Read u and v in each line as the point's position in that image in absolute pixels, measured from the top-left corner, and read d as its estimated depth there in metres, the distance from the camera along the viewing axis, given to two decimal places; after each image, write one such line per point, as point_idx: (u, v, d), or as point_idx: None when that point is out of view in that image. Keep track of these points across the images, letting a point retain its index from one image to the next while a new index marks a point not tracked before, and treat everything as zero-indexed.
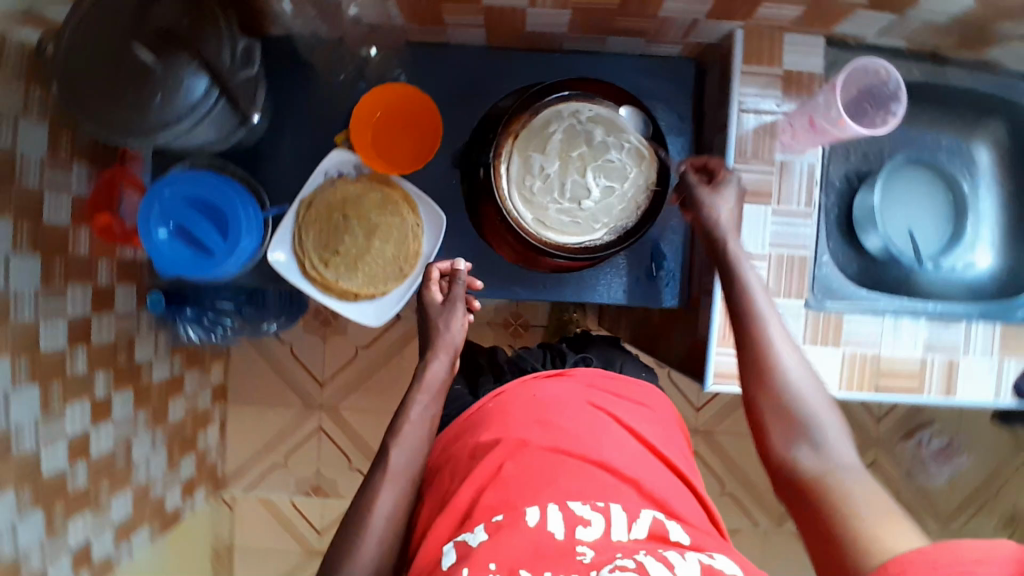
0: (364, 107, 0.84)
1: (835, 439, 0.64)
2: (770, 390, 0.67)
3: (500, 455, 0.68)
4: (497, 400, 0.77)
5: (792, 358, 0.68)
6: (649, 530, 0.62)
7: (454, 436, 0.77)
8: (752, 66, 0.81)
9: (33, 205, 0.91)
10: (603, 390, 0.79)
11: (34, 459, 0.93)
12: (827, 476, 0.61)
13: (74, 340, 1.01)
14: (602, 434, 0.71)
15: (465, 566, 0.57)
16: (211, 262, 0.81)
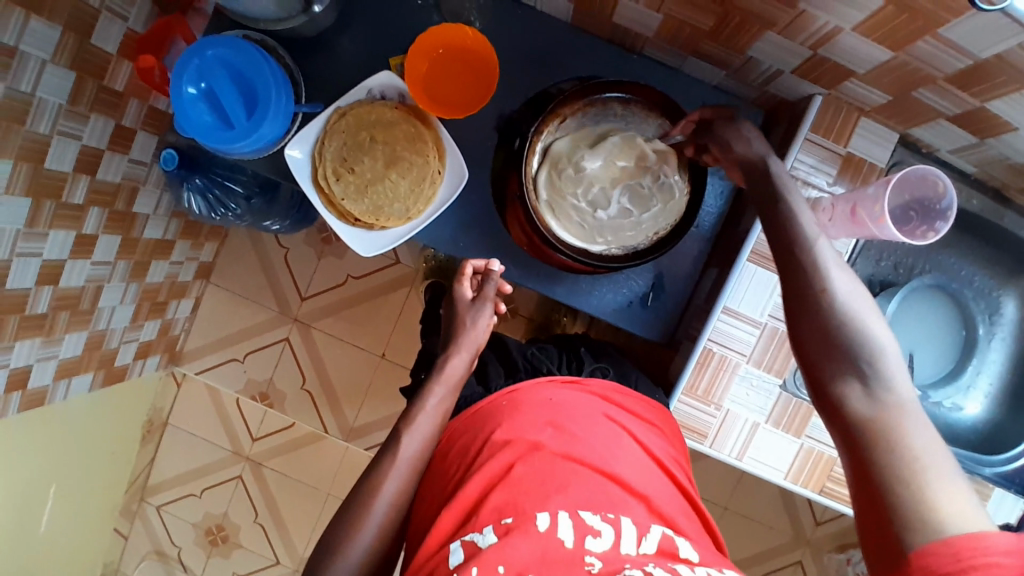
0: (427, 41, 0.83)
1: (895, 375, 0.56)
2: (822, 322, 0.59)
3: (511, 455, 0.67)
4: (509, 398, 0.76)
5: (852, 298, 0.58)
6: (659, 546, 0.61)
7: (459, 429, 0.76)
8: (818, 135, 0.78)
9: (87, 24, 0.93)
10: (615, 404, 0.78)
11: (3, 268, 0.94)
12: (883, 415, 0.54)
13: (80, 170, 1.02)
14: (609, 445, 0.70)
15: (471, 566, 0.56)
16: (227, 136, 0.80)
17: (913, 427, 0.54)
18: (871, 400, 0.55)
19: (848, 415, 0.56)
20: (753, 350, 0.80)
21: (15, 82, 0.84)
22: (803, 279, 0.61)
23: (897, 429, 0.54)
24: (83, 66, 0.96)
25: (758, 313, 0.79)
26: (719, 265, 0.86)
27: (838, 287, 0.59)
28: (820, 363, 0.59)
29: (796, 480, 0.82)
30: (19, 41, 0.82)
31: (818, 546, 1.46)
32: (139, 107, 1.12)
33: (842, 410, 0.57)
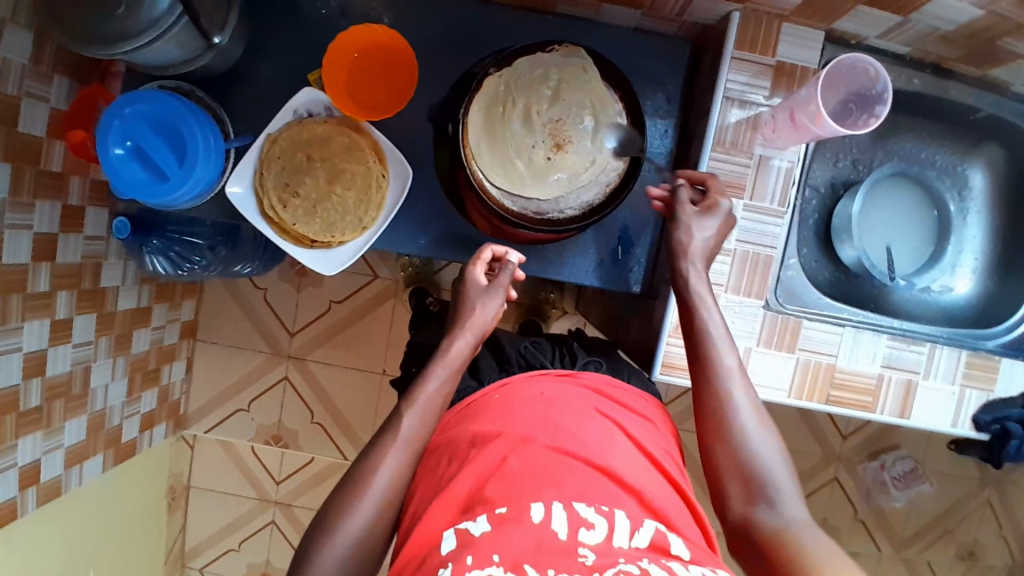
0: (341, 46, 0.82)
1: (792, 497, 0.62)
2: (729, 439, 0.65)
3: (505, 447, 0.66)
4: (500, 392, 0.77)
5: (756, 423, 0.66)
6: (651, 541, 0.59)
7: (451, 424, 0.76)
8: (744, 52, 0.77)
9: (9, 112, 0.93)
10: (609, 399, 0.76)
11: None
12: (784, 529, 0.60)
13: (37, 258, 1.02)
14: (604, 441, 0.69)
15: (467, 555, 0.56)
16: (165, 188, 0.79)
17: (814, 535, 0.59)
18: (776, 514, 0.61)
19: (755, 533, 0.61)
20: (729, 278, 0.78)
21: None
22: (714, 396, 0.68)
23: (794, 538, 0.59)
24: (17, 156, 0.95)
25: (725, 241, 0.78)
26: None
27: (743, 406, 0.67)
28: (727, 488, 0.64)
29: (800, 396, 0.81)
30: None
31: (851, 459, 1.52)
32: (82, 184, 1.11)
33: (750, 529, 0.62)
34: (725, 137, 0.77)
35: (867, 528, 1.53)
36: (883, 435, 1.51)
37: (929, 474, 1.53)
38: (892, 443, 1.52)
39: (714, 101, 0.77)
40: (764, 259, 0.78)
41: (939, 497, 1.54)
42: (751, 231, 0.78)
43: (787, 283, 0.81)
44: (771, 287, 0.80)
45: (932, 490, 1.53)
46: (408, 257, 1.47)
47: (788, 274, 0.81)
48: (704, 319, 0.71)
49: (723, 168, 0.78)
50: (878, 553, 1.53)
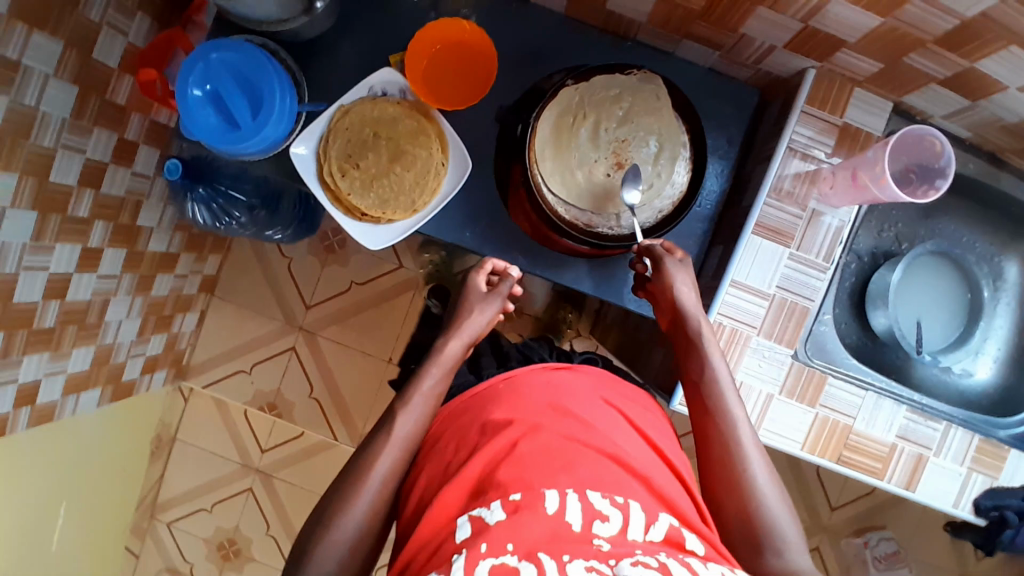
0: (423, 39, 0.84)
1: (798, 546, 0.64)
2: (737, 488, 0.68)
3: (516, 433, 0.67)
4: (507, 382, 0.76)
5: (763, 471, 0.69)
6: (666, 535, 0.60)
7: (457, 410, 0.76)
8: (814, 108, 0.80)
9: (89, 37, 0.96)
10: (613, 388, 0.79)
11: (11, 283, 0.94)
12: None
13: (84, 184, 1.04)
14: (611, 429, 0.70)
15: (481, 542, 0.56)
16: (234, 137, 0.80)
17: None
18: (784, 563, 0.62)
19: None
20: (763, 322, 0.79)
21: (19, 95, 0.85)
22: (722, 442, 0.71)
23: None
24: (85, 81, 0.97)
25: (766, 284, 0.79)
26: (723, 241, 0.85)
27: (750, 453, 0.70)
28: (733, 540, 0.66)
29: (813, 450, 0.81)
30: (20, 54, 0.84)
31: (837, 532, 1.51)
32: (141, 122, 1.14)
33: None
34: (784, 185, 0.79)
35: None
36: (872, 513, 1.50)
37: (910, 560, 1.52)
38: (880, 522, 1.51)
39: (778, 150, 0.79)
40: (799, 310, 0.79)
41: None
42: (792, 280, 0.79)
43: (816, 335, 0.82)
44: (802, 338, 0.81)
45: None
46: (430, 256, 1.49)
47: (820, 328, 0.82)
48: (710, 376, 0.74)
49: (773, 214, 0.79)
50: None
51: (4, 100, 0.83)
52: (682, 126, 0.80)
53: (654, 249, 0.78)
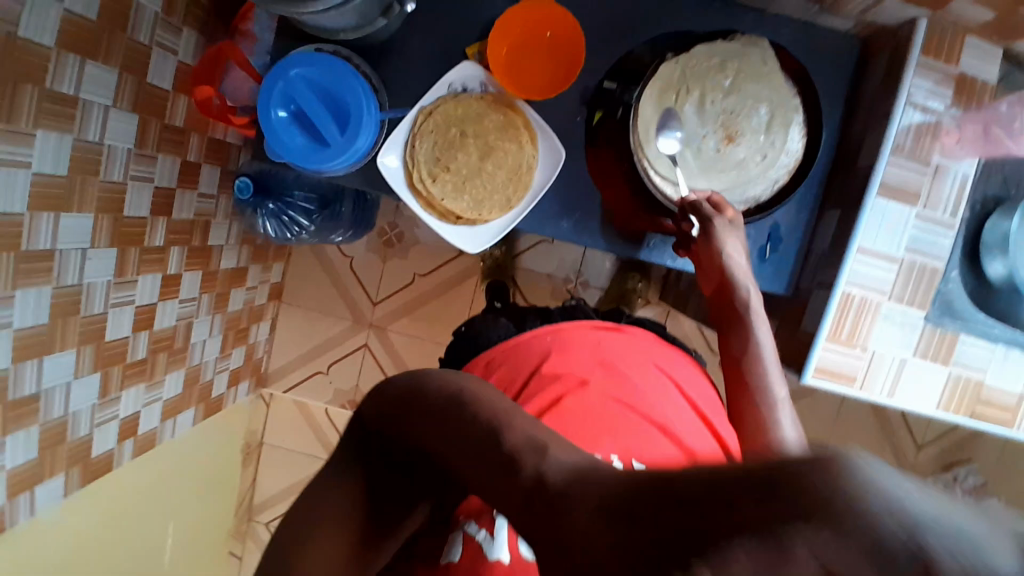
0: (507, 20, 0.80)
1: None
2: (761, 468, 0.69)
3: (563, 388, 0.76)
4: (553, 335, 0.83)
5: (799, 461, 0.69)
6: None
7: (500, 357, 0.83)
8: (930, 58, 0.74)
9: (141, 60, 0.92)
10: (659, 350, 0.85)
11: (101, 323, 0.97)
12: None
13: (157, 212, 1.03)
14: (654, 394, 0.79)
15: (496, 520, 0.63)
16: (324, 155, 0.78)
17: None
18: None
19: None
20: (893, 287, 0.76)
21: (84, 132, 0.85)
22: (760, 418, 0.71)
23: None
24: (146, 107, 0.96)
25: (895, 249, 0.76)
26: (838, 206, 0.80)
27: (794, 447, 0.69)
28: None
29: (947, 408, 0.80)
30: (79, 89, 0.82)
31: (921, 470, 1.49)
32: (200, 140, 1.11)
33: None
34: (905, 142, 0.75)
35: None
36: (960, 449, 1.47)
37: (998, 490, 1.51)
38: (965, 456, 1.49)
39: (896, 104, 0.74)
40: (929, 271, 0.77)
41: None
42: (921, 241, 0.76)
43: (944, 296, 0.78)
44: (931, 299, 0.78)
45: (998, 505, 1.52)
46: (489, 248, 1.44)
47: (948, 286, 0.78)
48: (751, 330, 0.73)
49: (895, 174, 0.75)
50: None
51: (68, 139, 0.83)
52: (791, 89, 0.76)
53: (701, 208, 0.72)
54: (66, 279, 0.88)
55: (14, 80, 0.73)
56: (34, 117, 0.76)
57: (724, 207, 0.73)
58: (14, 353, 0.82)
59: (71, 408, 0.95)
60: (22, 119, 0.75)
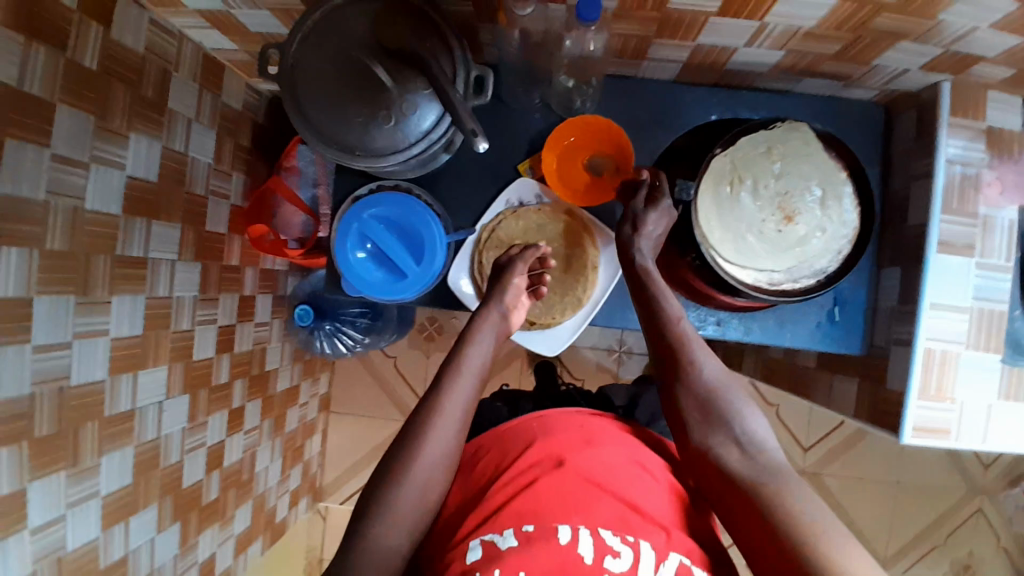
0: (560, 134, 0.85)
1: (761, 442, 0.71)
2: (691, 390, 0.74)
3: (538, 470, 0.71)
4: (539, 420, 0.79)
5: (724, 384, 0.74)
6: (676, 574, 0.64)
7: (485, 445, 0.80)
8: (959, 118, 0.79)
9: (200, 211, 0.96)
10: (642, 448, 0.77)
11: (177, 470, 0.96)
12: (763, 479, 0.67)
13: (220, 350, 1.05)
14: (633, 474, 0.72)
15: (495, 568, 0.62)
16: (402, 283, 0.82)
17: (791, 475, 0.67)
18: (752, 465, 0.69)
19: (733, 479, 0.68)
20: (968, 337, 0.78)
21: (154, 289, 0.88)
22: (683, 363, 0.75)
23: (773, 482, 0.66)
24: (207, 253, 0.99)
25: (962, 300, 0.79)
26: (899, 262, 0.84)
27: (713, 381, 0.74)
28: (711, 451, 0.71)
29: None
30: (148, 249, 0.86)
31: (992, 489, 1.47)
32: (254, 273, 1.14)
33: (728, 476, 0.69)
34: (952, 199, 0.79)
35: (1015, 559, 1.48)
36: None
37: None
38: None
39: (936, 165, 0.79)
40: (998, 316, 0.79)
41: None
42: (985, 289, 0.78)
43: (1012, 334, 0.79)
44: (1003, 342, 0.79)
45: None
46: None
47: (1015, 325, 0.79)
48: (660, 296, 0.79)
49: (948, 230, 0.79)
50: None
51: (142, 299, 0.85)
52: (838, 165, 0.80)
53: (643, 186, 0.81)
54: (146, 434, 0.89)
55: (89, 253, 0.76)
56: (111, 285, 0.79)
57: (660, 195, 0.80)
58: (104, 519, 0.82)
59: (156, 561, 0.94)
60: (99, 289, 0.78)
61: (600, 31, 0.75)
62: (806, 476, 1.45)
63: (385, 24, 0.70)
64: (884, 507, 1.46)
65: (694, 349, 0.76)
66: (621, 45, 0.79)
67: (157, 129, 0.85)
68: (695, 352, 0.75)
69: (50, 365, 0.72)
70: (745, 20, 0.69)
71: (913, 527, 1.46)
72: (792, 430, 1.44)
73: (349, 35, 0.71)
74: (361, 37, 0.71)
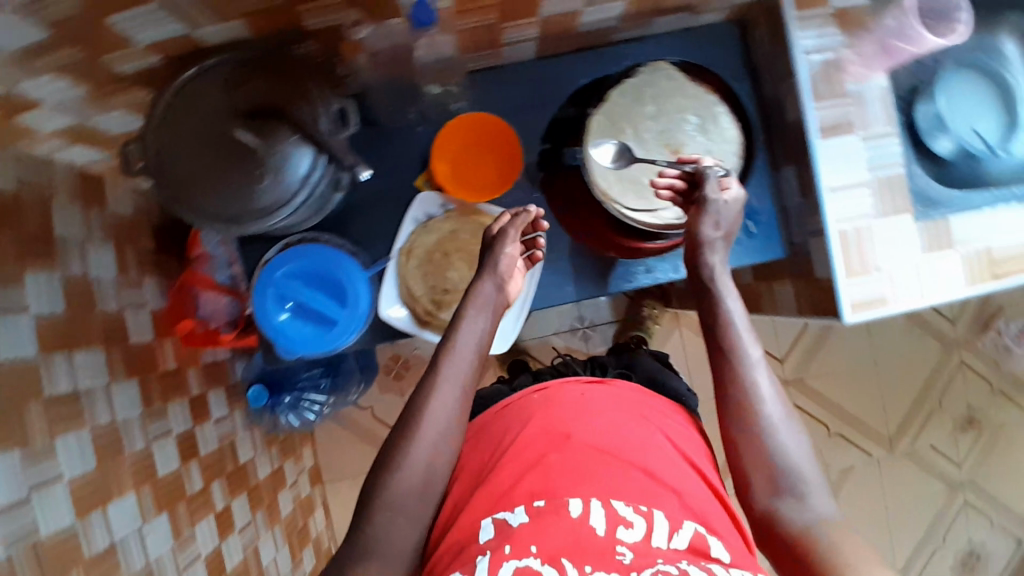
0: (441, 144, 0.86)
1: (819, 489, 0.69)
2: (747, 421, 0.71)
3: (546, 447, 0.72)
4: (540, 393, 0.80)
5: (778, 414, 0.71)
6: (690, 543, 0.64)
7: (489, 424, 0.81)
8: (805, 9, 0.81)
9: (121, 328, 0.94)
10: (647, 404, 0.80)
11: None
12: (812, 528, 0.65)
13: (185, 459, 1.01)
14: (640, 438, 0.74)
15: (507, 546, 0.62)
16: (335, 331, 0.81)
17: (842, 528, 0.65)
18: (804, 513, 0.67)
19: (783, 523, 0.67)
20: (874, 206, 0.82)
21: (94, 419, 0.84)
22: (738, 383, 0.73)
23: (818, 529, 0.65)
24: (139, 368, 0.96)
25: (859, 174, 0.82)
26: (793, 161, 0.87)
27: (771, 411, 0.71)
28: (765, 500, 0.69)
29: (976, 281, 0.84)
30: (76, 383, 0.82)
31: (967, 340, 1.52)
32: (196, 372, 1.10)
33: (777, 518, 0.68)
34: (820, 87, 0.81)
35: (1009, 397, 1.54)
36: (988, 305, 1.51)
37: None
38: (997, 309, 1.51)
39: (796, 61, 0.81)
40: (896, 179, 0.82)
41: None
42: (878, 157, 0.82)
43: (919, 190, 0.83)
44: (908, 200, 0.83)
45: None
46: None
47: (917, 181, 0.83)
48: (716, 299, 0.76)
49: (825, 115, 0.82)
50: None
51: (86, 433, 0.82)
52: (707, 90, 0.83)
53: (703, 178, 0.76)
54: (134, 564, 0.84)
55: (14, 404, 0.72)
56: (50, 428, 0.76)
57: (728, 184, 0.77)
58: None
59: None
60: (39, 436, 0.74)
61: (447, 33, 0.75)
62: (793, 385, 1.48)
63: (239, 86, 0.70)
64: (873, 391, 1.50)
65: (750, 366, 0.73)
66: (472, 40, 0.80)
67: (50, 261, 0.82)
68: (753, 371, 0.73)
69: (9, 528, 0.68)
70: None
71: (907, 398, 1.51)
72: (766, 347, 1.47)
73: (205, 100, 0.70)
74: (217, 101, 0.70)
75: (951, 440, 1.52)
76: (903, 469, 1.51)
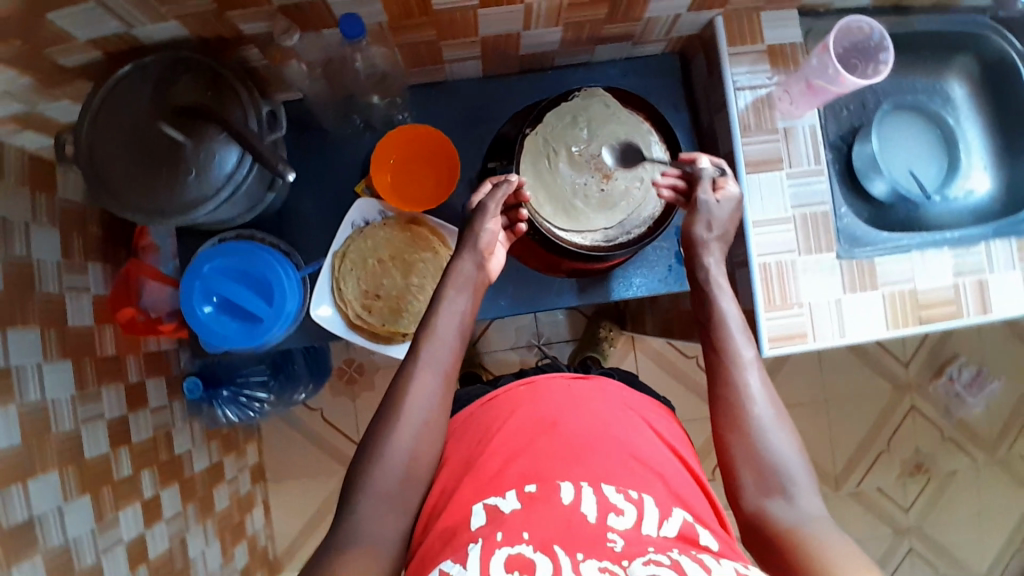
0: (379, 155, 0.86)
1: (808, 487, 0.65)
2: (737, 423, 0.68)
3: (534, 433, 0.70)
4: (526, 385, 0.77)
5: (770, 414, 0.68)
6: (679, 532, 0.61)
7: (473, 416, 0.77)
8: (737, 46, 0.84)
9: (59, 310, 0.93)
10: (640, 406, 0.77)
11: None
12: (799, 529, 0.61)
13: (116, 444, 1.00)
14: (631, 432, 0.71)
15: (497, 530, 0.58)
16: (259, 329, 0.81)
17: (832, 528, 0.61)
18: (793, 512, 0.63)
19: (770, 525, 0.63)
20: (798, 243, 0.84)
21: (23, 395, 0.84)
22: (730, 385, 0.69)
23: (807, 532, 0.61)
24: (77, 349, 0.96)
25: (784, 209, 0.84)
26: None
27: (761, 414, 0.68)
28: (752, 501, 0.65)
29: (897, 324, 0.85)
30: (7, 359, 0.82)
31: (919, 383, 1.53)
32: (138, 360, 1.10)
33: (766, 520, 0.63)
34: (749, 122, 0.84)
35: (959, 444, 1.54)
36: (941, 350, 1.52)
37: (994, 373, 1.54)
38: (951, 354, 1.52)
39: (727, 95, 0.84)
40: (822, 217, 0.84)
41: (1009, 393, 1.55)
42: (802, 195, 0.84)
43: (846, 230, 0.85)
44: (833, 238, 0.84)
45: (1002, 387, 1.54)
46: None
47: (844, 222, 0.84)
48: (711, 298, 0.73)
49: (754, 149, 0.84)
50: (973, 463, 1.54)
51: (13, 409, 0.82)
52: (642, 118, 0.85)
53: (698, 178, 0.76)
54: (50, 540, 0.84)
55: None
56: None
57: (722, 181, 0.77)
58: None
59: None
60: None
61: (386, 44, 0.78)
62: None
63: (172, 83, 0.72)
64: (821, 427, 1.51)
65: (742, 368, 0.70)
66: (415, 53, 0.82)
67: None
68: (743, 369, 0.69)
69: None
70: (508, 5, 0.74)
71: (855, 438, 1.51)
72: None
73: (137, 93, 0.72)
74: (148, 97, 0.72)
75: (898, 482, 1.52)
76: (847, 507, 1.51)
